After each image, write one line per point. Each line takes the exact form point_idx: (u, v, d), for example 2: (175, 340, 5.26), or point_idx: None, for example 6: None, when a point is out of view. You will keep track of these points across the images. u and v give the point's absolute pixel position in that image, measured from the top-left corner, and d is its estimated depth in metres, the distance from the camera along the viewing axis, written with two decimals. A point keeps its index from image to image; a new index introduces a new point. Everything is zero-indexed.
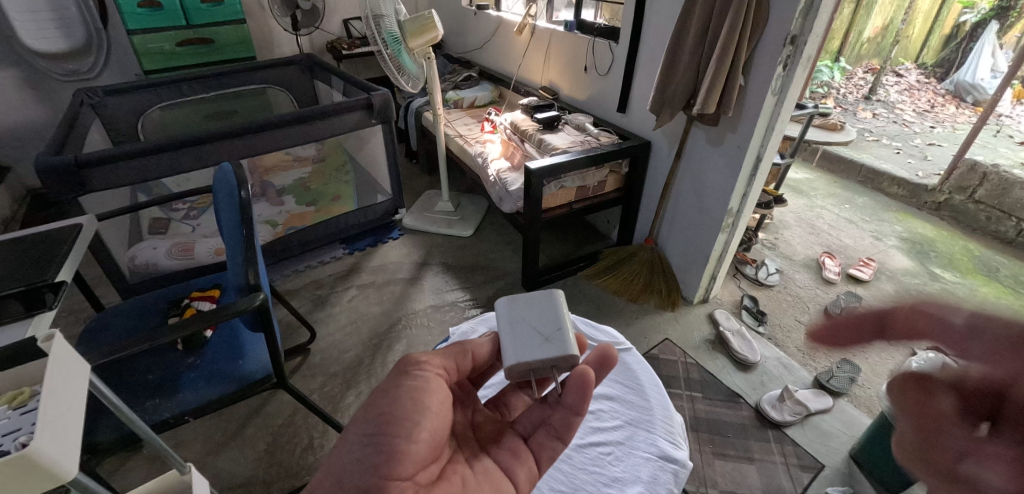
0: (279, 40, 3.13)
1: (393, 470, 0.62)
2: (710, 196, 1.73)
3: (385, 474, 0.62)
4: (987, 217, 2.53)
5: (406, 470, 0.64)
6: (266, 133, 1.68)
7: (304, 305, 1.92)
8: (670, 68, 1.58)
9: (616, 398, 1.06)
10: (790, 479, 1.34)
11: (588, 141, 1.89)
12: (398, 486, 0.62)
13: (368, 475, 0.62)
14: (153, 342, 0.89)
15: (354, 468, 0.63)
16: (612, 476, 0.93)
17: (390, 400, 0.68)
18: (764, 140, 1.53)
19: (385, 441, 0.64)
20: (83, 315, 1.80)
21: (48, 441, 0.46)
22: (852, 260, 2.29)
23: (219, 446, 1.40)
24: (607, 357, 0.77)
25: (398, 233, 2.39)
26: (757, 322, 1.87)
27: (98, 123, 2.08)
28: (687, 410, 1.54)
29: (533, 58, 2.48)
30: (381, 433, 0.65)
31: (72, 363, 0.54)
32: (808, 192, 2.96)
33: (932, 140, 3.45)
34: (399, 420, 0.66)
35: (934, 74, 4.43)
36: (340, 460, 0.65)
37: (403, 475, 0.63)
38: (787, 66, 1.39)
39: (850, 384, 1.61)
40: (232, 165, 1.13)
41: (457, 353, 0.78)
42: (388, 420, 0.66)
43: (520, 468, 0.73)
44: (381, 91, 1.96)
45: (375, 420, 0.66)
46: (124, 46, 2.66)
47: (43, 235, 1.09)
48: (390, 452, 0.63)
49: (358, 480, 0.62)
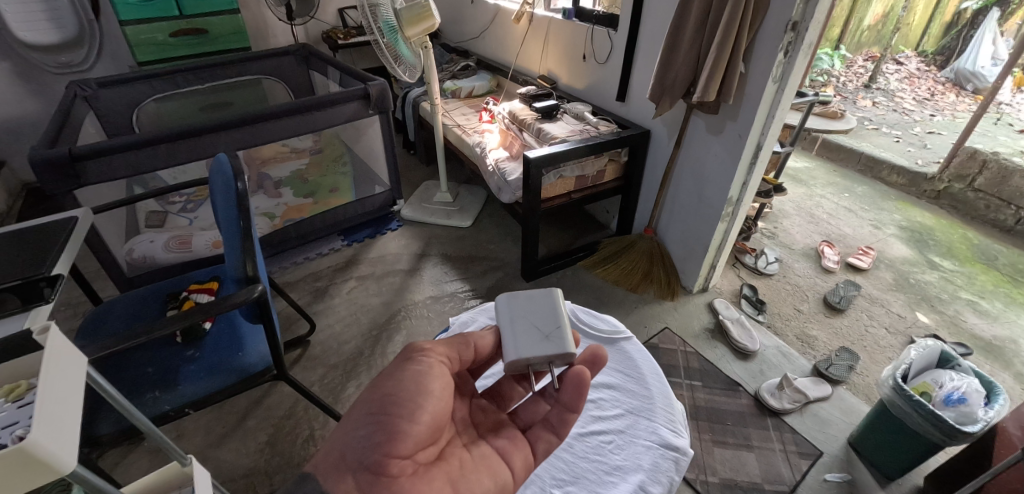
0: (274, 30, 3.09)
1: (394, 449, 0.63)
2: (710, 185, 1.72)
3: (386, 452, 0.63)
4: (986, 205, 2.53)
5: (406, 449, 0.65)
6: (263, 124, 1.67)
7: (304, 297, 1.92)
8: (670, 56, 1.56)
9: (616, 387, 1.07)
10: (789, 466, 1.35)
11: (588, 130, 1.87)
12: (397, 464, 0.63)
13: (370, 452, 0.63)
14: (151, 334, 0.88)
15: (357, 445, 0.64)
16: (613, 465, 0.93)
17: (394, 383, 0.68)
18: (764, 128, 1.52)
19: (388, 421, 0.65)
20: (82, 309, 1.80)
21: (45, 434, 0.45)
22: (851, 249, 2.29)
23: (221, 438, 1.40)
24: (600, 358, 0.78)
25: (397, 225, 2.38)
26: (756, 311, 1.87)
27: (92, 116, 2.06)
28: (687, 399, 1.54)
29: (531, 47, 2.45)
30: (384, 413, 0.66)
31: (69, 357, 0.53)
32: (807, 181, 2.95)
33: (932, 128, 3.44)
34: (402, 402, 0.66)
35: (934, 63, 4.41)
36: (344, 437, 0.66)
37: (404, 453, 0.64)
38: (788, 53, 1.37)
39: (849, 372, 1.62)
40: (228, 156, 1.12)
41: (460, 344, 0.77)
42: (392, 402, 0.66)
43: (517, 456, 0.74)
44: (378, 81, 1.94)
45: (379, 401, 0.67)
46: (116, 37, 2.62)
47: (39, 229, 1.08)
48: (392, 432, 0.64)
49: (361, 456, 0.63)
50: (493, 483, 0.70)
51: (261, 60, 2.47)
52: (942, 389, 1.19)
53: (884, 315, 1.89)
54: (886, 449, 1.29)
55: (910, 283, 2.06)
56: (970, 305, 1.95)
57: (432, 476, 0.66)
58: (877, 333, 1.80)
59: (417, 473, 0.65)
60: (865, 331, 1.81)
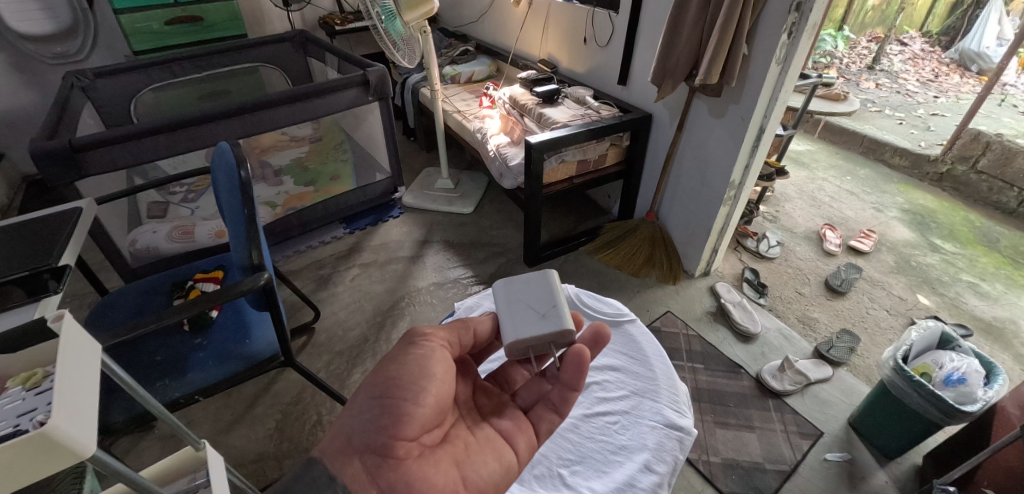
0: (270, 17, 3.05)
1: (399, 432, 0.65)
2: (712, 168, 1.71)
3: (392, 435, 0.64)
4: (989, 187, 2.52)
5: (412, 432, 0.66)
6: (262, 112, 1.65)
7: (308, 285, 1.93)
8: (672, 38, 1.54)
9: (621, 369, 1.08)
10: (790, 446, 1.37)
11: (589, 115, 1.85)
12: (403, 446, 0.65)
13: (376, 435, 0.64)
14: (160, 321, 0.89)
15: (362, 427, 0.66)
16: (618, 444, 0.95)
17: (397, 367, 0.69)
18: (767, 111, 1.51)
19: (392, 404, 0.66)
20: (87, 299, 1.81)
21: (65, 419, 0.46)
22: (852, 232, 2.29)
23: (230, 425, 1.42)
24: (602, 336, 0.78)
25: (398, 212, 2.38)
26: (757, 294, 1.88)
27: (90, 107, 2.04)
28: (689, 381, 1.56)
29: (531, 30, 2.42)
30: (389, 396, 0.66)
31: (84, 344, 0.54)
32: (808, 164, 2.94)
33: (935, 110, 3.41)
34: (406, 384, 0.67)
35: (939, 43, 4.35)
36: (350, 420, 0.67)
37: (409, 436, 0.65)
38: (792, 34, 1.35)
39: (850, 354, 1.63)
40: (230, 144, 1.11)
41: (460, 328, 0.78)
42: (396, 385, 0.67)
43: (521, 438, 0.75)
44: (377, 66, 1.92)
45: (383, 385, 0.67)
46: (111, 26, 2.59)
47: (44, 221, 1.09)
48: (397, 415, 0.65)
49: (367, 439, 0.65)
50: (498, 464, 0.71)
51: (258, 47, 2.44)
52: (942, 369, 1.20)
53: (884, 298, 1.89)
54: (887, 429, 1.30)
55: (912, 266, 2.06)
56: (971, 287, 1.95)
57: (437, 457, 0.67)
58: (878, 315, 1.81)
59: (423, 455, 0.67)
60: (866, 313, 1.82)
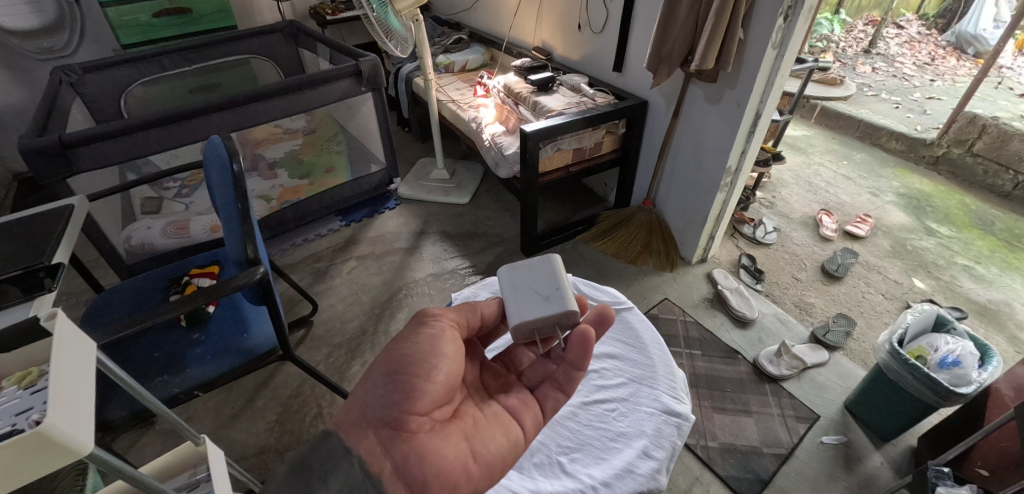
0: (259, 8, 3.00)
1: (412, 406, 0.65)
2: (710, 154, 1.70)
3: (405, 409, 0.64)
4: (985, 171, 2.52)
5: (423, 407, 0.66)
6: (254, 103, 1.63)
7: (305, 278, 1.93)
8: (668, 22, 1.51)
9: (619, 357, 1.08)
10: (787, 430, 1.38)
11: (584, 102, 1.84)
12: (415, 420, 0.65)
13: (389, 410, 0.65)
14: (156, 315, 0.88)
15: (375, 403, 0.66)
16: (617, 431, 0.96)
17: (409, 345, 0.69)
18: (764, 95, 1.50)
19: (405, 380, 0.66)
20: (83, 297, 1.81)
21: (61, 418, 0.46)
22: (849, 217, 2.29)
23: (231, 418, 1.43)
24: (606, 317, 0.77)
25: (394, 203, 2.37)
26: (754, 280, 1.89)
27: (78, 102, 2.02)
28: (686, 367, 1.57)
29: (525, 18, 2.39)
30: (402, 373, 0.67)
31: (78, 343, 0.54)
32: (805, 149, 2.93)
33: (931, 94, 3.40)
34: (419, 362, 0.67)
35: (935, 26, 4.31)
36: (363, 396, 0.67)
37: (421, 410, 0.66)
38: (788, 17, 1.34)
39: (846, 338, 1.64)
40: (222, 137, 1.10)
41: (468, 311, 0.78)
42: (409, 363, 0.67)
43: (527, 415, 0.76)
44: (368, 57, 1.89)
45: (396, 362, 0.68)
46: (98, 18, 2.55)
47: (36, 218, 1.08)
48: (410, 391, 0.65)
49: (381, 414, 0.65)
50: (505, 440, 0.72)
51: (248, 38, 2.41)
52: (937, 353, 1.22)
53: (880, 282, 1.90)
54: (882, 412, 1.31)
55: (908, 249, 2.07)
56: (967, 271, 1.96)
57: (448, 431, 0.68)
58: (874, 299, 1.82)
59: (434, 429, 0.67)
60: (862, 297, 1.83)
